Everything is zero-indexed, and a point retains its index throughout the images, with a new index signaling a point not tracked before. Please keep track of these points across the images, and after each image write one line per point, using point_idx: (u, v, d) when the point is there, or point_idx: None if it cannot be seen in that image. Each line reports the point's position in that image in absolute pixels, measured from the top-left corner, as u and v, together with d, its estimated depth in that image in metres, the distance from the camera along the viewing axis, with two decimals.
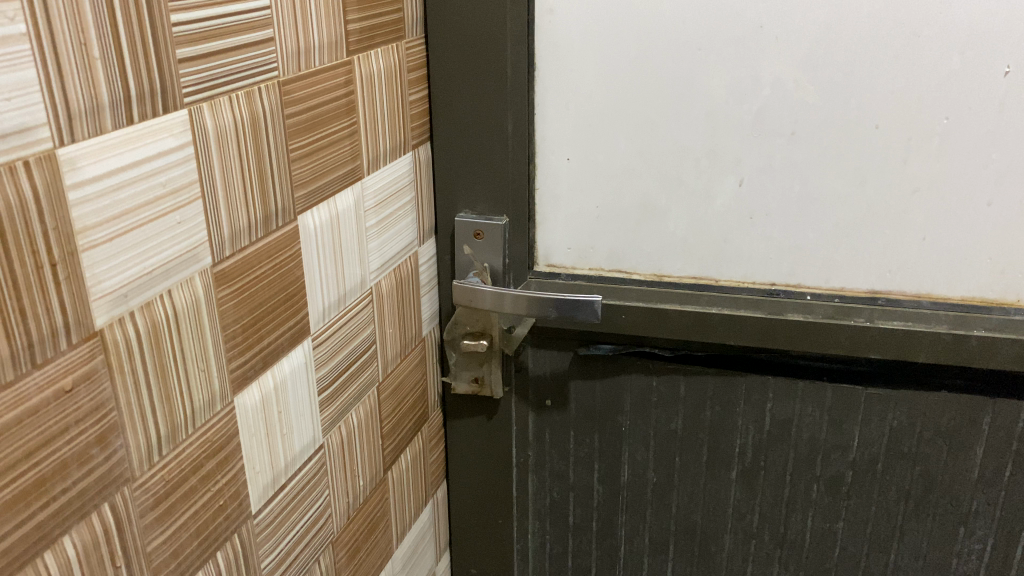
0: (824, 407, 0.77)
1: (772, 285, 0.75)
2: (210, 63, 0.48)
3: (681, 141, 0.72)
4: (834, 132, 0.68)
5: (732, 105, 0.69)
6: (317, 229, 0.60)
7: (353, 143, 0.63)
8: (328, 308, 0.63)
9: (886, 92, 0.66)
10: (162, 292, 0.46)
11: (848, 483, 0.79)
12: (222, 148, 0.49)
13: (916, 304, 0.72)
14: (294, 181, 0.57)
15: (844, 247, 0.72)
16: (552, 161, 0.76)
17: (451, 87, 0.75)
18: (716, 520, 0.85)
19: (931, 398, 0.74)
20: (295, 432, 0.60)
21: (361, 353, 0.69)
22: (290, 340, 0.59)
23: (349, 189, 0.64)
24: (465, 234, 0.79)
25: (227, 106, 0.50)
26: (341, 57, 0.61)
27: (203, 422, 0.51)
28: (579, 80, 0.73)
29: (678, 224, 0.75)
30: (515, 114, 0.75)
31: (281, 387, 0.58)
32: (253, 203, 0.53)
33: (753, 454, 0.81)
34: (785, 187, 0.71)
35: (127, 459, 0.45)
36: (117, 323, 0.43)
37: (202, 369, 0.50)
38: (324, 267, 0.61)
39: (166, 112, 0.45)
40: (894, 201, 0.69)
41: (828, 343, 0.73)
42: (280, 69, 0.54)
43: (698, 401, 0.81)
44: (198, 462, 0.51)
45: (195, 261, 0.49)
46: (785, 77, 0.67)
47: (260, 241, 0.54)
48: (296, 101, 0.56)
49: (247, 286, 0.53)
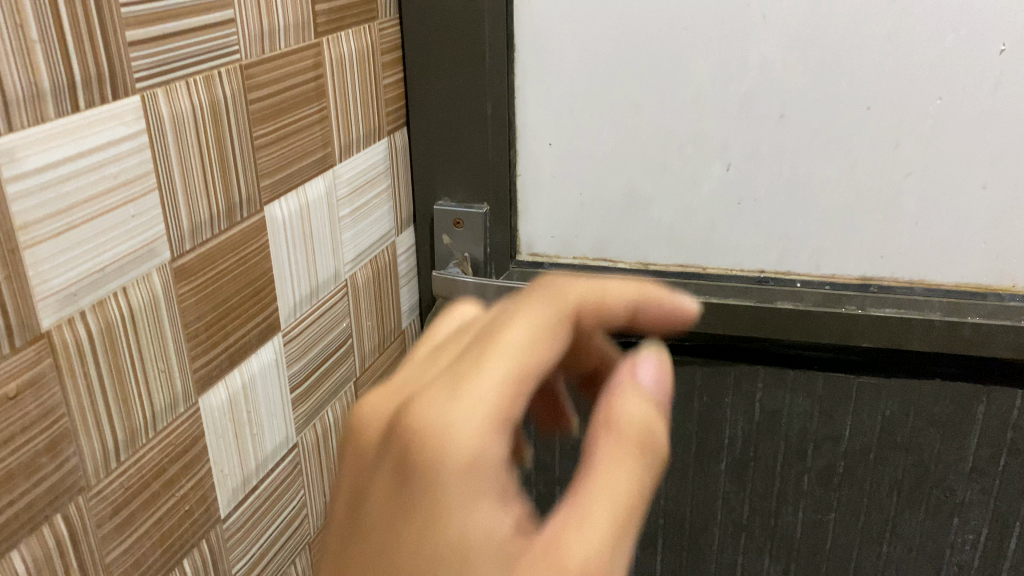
0: (815, 397, 0.75)
1: (760, 273, 0.73)
2: (164, 46, 0.45)
3: (666, 125, 0.69)
4: (823, 114, 0.66)
5: (718, 87, 0.67)
6: (286, 220, 0.57)
7: (323, 130, 0.61)
8: (300, 302, 0.60)
9: (877, 72, 0.63)
10: (117, 290, 0.44)
11: (839, 473, 0.78)
12: (178, 137, 0.47)
13: (908, 292, 0.70)
14: (260, 171, 0.54)
15: (836, 232, 0.70)
16: (534, 147, 0.74)
17: (426, 71, 0.71)
18: (705, 512, 0.83)
19: (924, 386, 0.72)
20: (266, 433, 0.58)
21: (336, 348, 0.66)
22: (259, 336, 0.56)
23: (320, 177, 0.61)
24: (444, 223, 0.76)
25: (184, 92, 0.47)
26: (309, 39, 0.58)
27: (165, 425, 0.48)
28: (560, 62, 0.70)
29: (664, 211, 0.73)
30: (494, 97, 0.71)
31: (249, 386, 0.56)
32: (214, 194, 0.50)
33: (742, 445, 0.79)
34: (775, 172, 0.69)
35: (81, 467, 0.43)
36: (66, 324, 0.41)
37: (163, 370, 0.48)
38: (294, 259, 0.59)
39: (116, 98, 0.42)
40: (885, 186, 0.67)
41: (819, 331, 0.71)
42: (241, 53, 0.51)
43: (686, 392, 0.78)
44: (160, 467, 0.48)
45: (152, 256, 0.46)
46: (773, 58, 0.65)
47: (223, 234, 0.51)
48: (261, 86, 0.53)
49: (210, 281, 0.51)
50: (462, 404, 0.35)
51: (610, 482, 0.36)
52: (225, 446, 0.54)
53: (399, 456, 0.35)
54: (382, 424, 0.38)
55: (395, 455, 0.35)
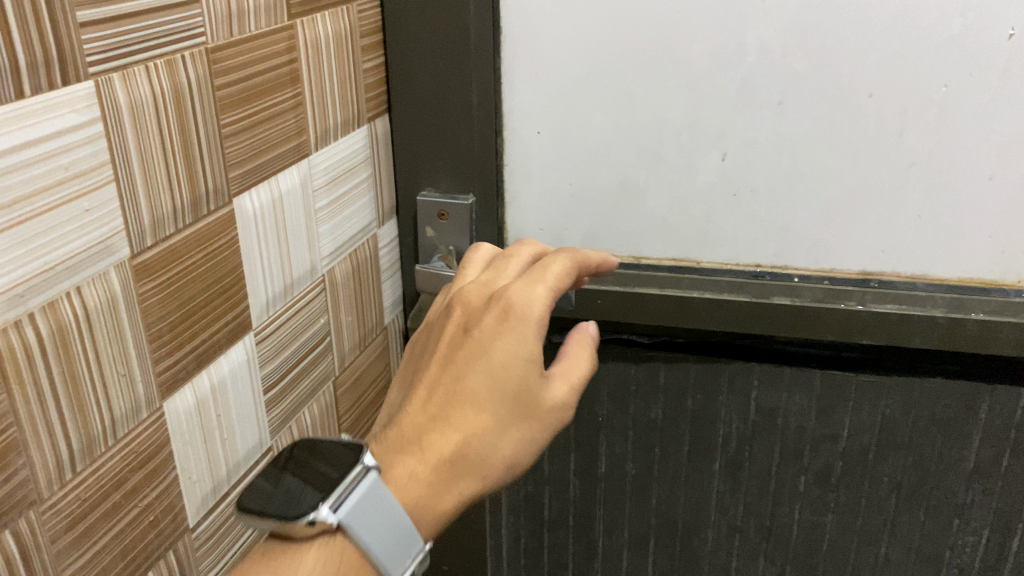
0: (812, 396, 0.73)
1: (757, 266, 0.70)
2: (119, 28, 0.42)
3: (659, 113, 0.66)
4: (824, 101, 0.63)
5: (714, 73, 0.64)
6: (257, 212, 0.54)
7: (298, 117, 0.57)
8: (273, 299, 0.57)
9: (881, 57, 0.60)
10: (70, 289, 0.41)
11: (837, 474, 0.75)
12: (137, 126, 0.44)
13: (911, 286, 0.68)
14: (228, 161, 0.51)
15: (835, 225, 0.67)
16: (522, 135, 0.71)
17: (407, 55, 0.68)
18: (699, 513, 0.80)
19: (926, 385, 0.70)
20: (237, 436, 0.55)
21: (313, 347, 0.63)
22: (229, 336, 0.53)
23: (295, 166, 0.58)
24: (427, 214, 0.73)
25: (143, 77, 0.44)
26: (282, 20, 0.54)
27: (126, 432, 0.45)
28: (549, 46, 0.67)
29: (657, 203, 0.70)
30: (480, 84, 0.68)
31: (219, 389, 0.53)
32: (178, 186, 0.47)
33: (737, 445, 0.77)
34: (772, 162, 0.66)
35: (31, 480, 0.40)
36: (13, 327, 0.38)
37: (123, 374, 0.45)
38: (266, 253, 0.56)
39: (66, 83, 0.39)
40: (887, 176, 0.64)
41: (817, 328, 0.68)
42: (207, 35, 0.48)
43: (679, 390, 0.76)
44: (121, 477, 0.45)
45: (110, 252, 0.43)
46: (771, 42, 0.62)
47: (186, 229, 0.48)
48: (229, 71, 0.50)
49: (174, 279, 0.48)
50: (546, 286, 0.53)
51: (575, 363, 0.53)
52: (193, 453, 0.51)
53: (498, 297, 0.52)
54: (466, 297, 0.54)
55: (496, 302, 0.52)
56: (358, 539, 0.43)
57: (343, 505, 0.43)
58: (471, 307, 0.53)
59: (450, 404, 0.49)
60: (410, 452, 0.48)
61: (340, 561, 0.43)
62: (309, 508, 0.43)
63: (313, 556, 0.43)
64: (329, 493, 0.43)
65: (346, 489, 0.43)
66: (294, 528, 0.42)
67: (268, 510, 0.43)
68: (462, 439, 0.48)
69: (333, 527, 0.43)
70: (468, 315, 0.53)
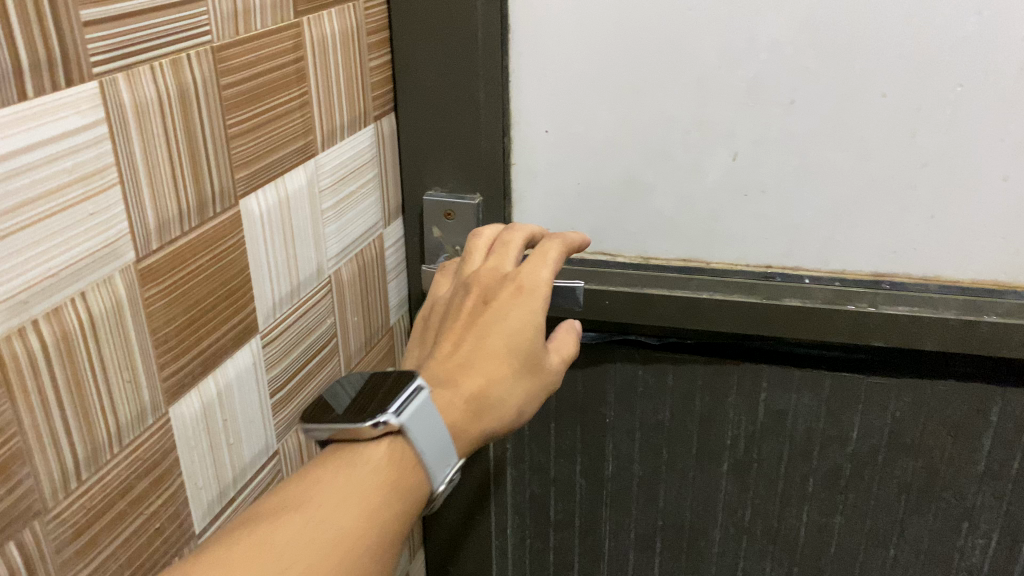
0: (822, 397, 0.72)
1: (767, 267, 0.69)
2: (124, 27, 0.41)
3: (668, 111, 0.65)
4: (835, 100, 0.62)
5: (724, 71, 0.63)
6: (263, 213, 0.53)
7: (304, 117, 0.56)
8: (280, 301, 0.56)
9: (894, 55, 0.59)
10: (74, 295, 0.40)
11: (846, 475, 0.75)
12: (143, 127, 0.43)
13: (923, 288, 0.67)
14: (234, 162, 0.50)
15: (846, 226, 0.66)
16: (529, 134, 0.70)
17: (414, 53, 0.67)
18: (706, 515, 0.80)
19: (936, 387, 0.69)
20: (244, 441, 0.54)
21: (319, 349, 0.63)
22: (234, 340, 0.52)
23: (301, 167, 0.57)
24: (434, 215, 0.72)
25: (148, 77, 0.43)
26: (288, 18, 0.53)
27: (131, 439, 0.45)
28: (557, 44, 0.65)
29: (665, 202, 0.69)
30: (487, 82, 0.67)
31: (225, 393, 0.52)
32: (183, 188, 0.46)
33: (745, 447, 0.76)
34: (783, 161, 0.65)
35: (36, 490, 0.39)
36: (17, 335, 0.37)
37: (128, 381, 0.44)
38: (273, 255, 0.55)
39: (69, 85, 0.38)
40: (899, 176, 0.63)
41: (828, 329, 0.68)
42: (211, 33, 0.47)
43: (687, 391, 0.75)
44: (126, 484, 0.45)
45: (115, 257, 0.42)
46: (783, 40, 0.61)
47: (192, 232, 0.47)
48: (234, 70, 0.49)
49: (180, 282, 0.47)
50: (551, 268, 0.55)
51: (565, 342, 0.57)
52: (198, 459, 0.50)
53: (507, 278, 0.54)
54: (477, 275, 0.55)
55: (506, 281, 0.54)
56: (416, 442, 0.46)
57: (405, 410, 0.46)
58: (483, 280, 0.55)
59: (475, 351, 0.52)
60: (443, 388, 0.51)
61: (400, 462, 0.46)
62: (375, 413, 0.46)
63: (379, 454, 0.46)
64: (391, 401, 0.47)
65: (406, 399, 0.46)
66: (360, 430, 0.45)
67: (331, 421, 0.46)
68: (487, 380, 0.52)
69: (397, 430, 0.46)
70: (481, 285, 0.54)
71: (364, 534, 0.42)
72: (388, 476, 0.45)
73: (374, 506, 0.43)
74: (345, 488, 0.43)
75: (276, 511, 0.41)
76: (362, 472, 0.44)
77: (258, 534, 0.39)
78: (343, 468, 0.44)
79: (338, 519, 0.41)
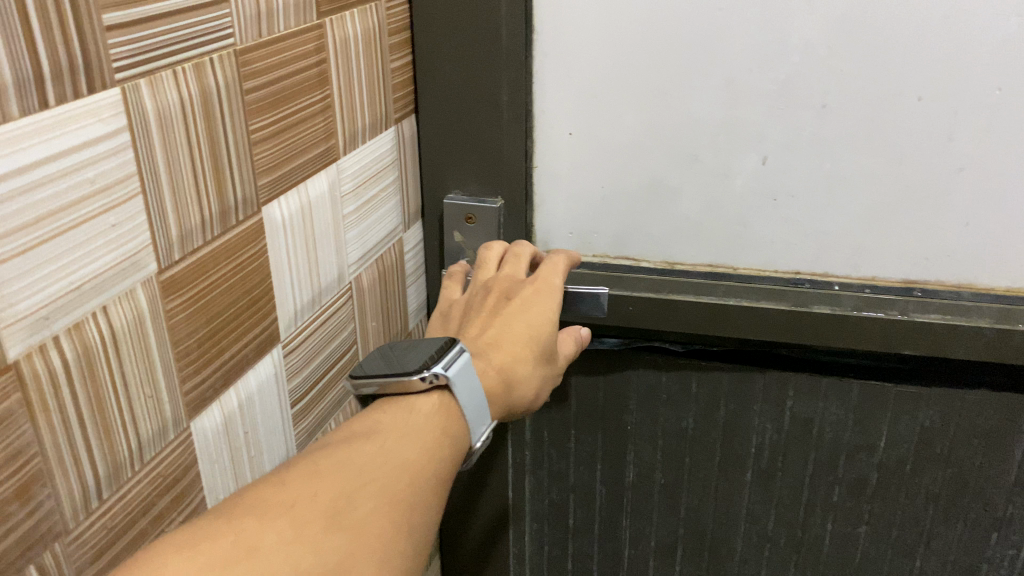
0: (849, 406, 0.71)
1: (795, 273, 0.68)
2: (147, 32, 0.39)
3: (696, 114, 0.64)
4: (869, 103, 0.60)
5: (755, 73, 0.61)
6: (286, 221, 0.52)
7: (326, 121, 0.55)
8: (301, 310, 0.55)
9: (930, 58, 0.58)
10: (96, 309, 0.39)
11: (873, 485, 0.73)
12: (166, 134, 0.41)
13: (955, 295, 0.65)
14: (256, 168, 0.49)
15: (877, 232, 0.65)
16: (552, 136, 0.68)
17: (436, 53, 0.65)
18: (728, 523, 0.79)
19: (967, 396, 0.68)
20: (265, 453, 0.53)
21: (340, 356, 0.61)
22: (256, 350, 0.51)
23: (323, 172, 0.56)
24: (455, 218, 0.71)
25: (171, 82, 0.41)
26: (311, 20, 0.52)
27: (153, 455, 0.43)
28: (582, 44, 0.64)
29: (691, 206, 0.67)
30: (510, 84, 0.65)
31: (247, 405, 0.51)
32: (206, 196, 0.45)
33: (770, 455, 0.75)
34: (813, 166, 0.63)
35: (56, 512, 0.37)
36: (38, 352, 0.36)
37: (149, 396, 0.42)
38: (295, 262, 0.54)
39: (92, 92, 0.37)
40: (934, 182, 0.62)
41: (858, 337, 0.66)
42: (235, 36, 0.45)
43: (711, 398, 0.74)
44: (148, 502, 0.43)
45: (136, 269, 0.41)
46: (816, 41, 0.59)
47: (215, 240, 0.46)
48: (257, 73, 0.47)
49: (203, 292, 0.45)
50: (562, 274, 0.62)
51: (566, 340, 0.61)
52: (219, 473, 0.49)
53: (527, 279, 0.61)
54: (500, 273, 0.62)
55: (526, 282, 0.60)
56: (461, 395, 0.50)
57: (452, 366, 0.50)
58: (503, 282, 0.60)
59: (502, 330, 0.56)
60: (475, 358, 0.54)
61: (447, 412, 0.49)
62: (423, 367, 0.49)
63: (428, 404, 0.49)
64: (437, 359, 0.50)
65: (451, 357, 0.50)
66: (410, 381, 0.49)
67: (379, 375, 0.50)
68: (512, 358, 0.55)
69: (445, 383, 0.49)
70: (501, 285, 0.60)
71: (424, 465, 0.45)
72: (438, 422, 0.48)
73: (430, 445, 0.46)
74: (403, 427, 0.47)
75: (345, 440, 0.44)
76: (416, 418, 0.48)
77: (334, 455, 0.42)
78: (399, 414, 0.48)
79: (402, 449, 0.44)
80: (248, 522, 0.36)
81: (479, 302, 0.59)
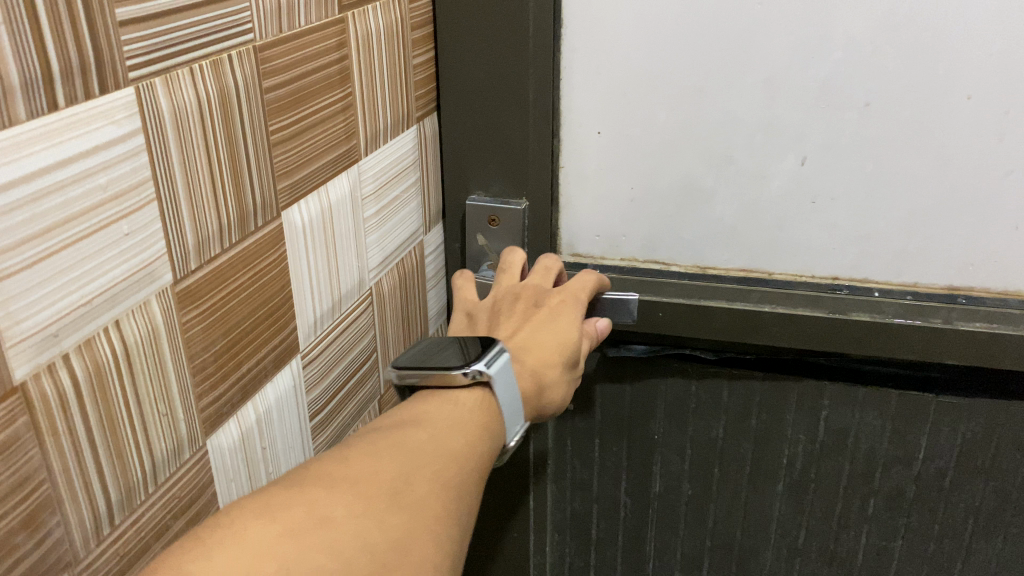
0: (887, 416, 0.68)
1: (834, 279, 0.65)
2: (163, 27, 0.37)
3: (732, 113, 0.61)
4: (915, 103, 0.57)
5: (795, 70, 0.58)
6: (306, 226, 0.49)
7: (347, 121, 0.52)
8: (321, 318, 0.53)
9: (982, 56, 0.55)
10: (107, 324, 0.36)
11: (910, 498, 0.70)
12: (182, 136, 0.39)
13: (1002, 303, 0.62)
14: (276, 170, 0.46)
15: (920, 237, 0.62)
16: (580, 135, 0.66)
17: (460, 48, 0.63)
18: (757, 536, 0.76)
19: (1012, 408, 0.65)
20: (283, 470, 0.51)
21: (360, 365, 0.59)
22: (275, 363, 0.48)
23: (344, 174, 0.53)
24: (478, 220, 0.68)
25: (188, 81, 0.39)
26: (333, 15, 0.49)
27: (167, 476, 0.41)
28: (613, 39, 0.61)
29: (725, 209, 0.65)
30: (537, 81, 0.63)
31: (265, 420, 0.48)
32: (224, 201, 0.42)
33: (802, 467, 0.72)
34: (854, 167, 0.60)
35: (67, 540, 0.35)
36: (46, 372, 0.33)
37: (164, 414, 0.40)
38: (315, 269, 0.51)
39: (105, 92, 0.34)
40: (983, 185, 0.59)
41: (898, 346, 0.64)
42: (255, 32, 0.43)
43: (743, 408, 0.71)
44: (162, 526, 0.41)
45: (151, 280, 0.38)
46: (860, 37, 0.56)
47: (233, 248, 0.43)
48: (277, 71, 0.45)
49: (219, 304, 0.43)
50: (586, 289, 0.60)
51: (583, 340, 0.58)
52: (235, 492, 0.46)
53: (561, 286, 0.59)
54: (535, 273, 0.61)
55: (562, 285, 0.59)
56: (501, 395, 0.49)
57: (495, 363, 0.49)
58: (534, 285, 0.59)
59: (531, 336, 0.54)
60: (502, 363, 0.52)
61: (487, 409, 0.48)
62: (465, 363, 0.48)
63: (471, 400, 0.48)
64: (478, 357, 0.49)
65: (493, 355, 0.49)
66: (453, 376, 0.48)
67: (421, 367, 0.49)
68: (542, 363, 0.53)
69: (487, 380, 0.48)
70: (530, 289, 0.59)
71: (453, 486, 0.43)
72: (481, 419, 0.47)
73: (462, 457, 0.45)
74: (449, 420, 0.46)
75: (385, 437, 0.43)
76: (462, 411, 0.47)
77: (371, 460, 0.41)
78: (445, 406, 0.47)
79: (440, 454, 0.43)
80: (314, 496, 0.35)
81: (508, 307, 0.57)
